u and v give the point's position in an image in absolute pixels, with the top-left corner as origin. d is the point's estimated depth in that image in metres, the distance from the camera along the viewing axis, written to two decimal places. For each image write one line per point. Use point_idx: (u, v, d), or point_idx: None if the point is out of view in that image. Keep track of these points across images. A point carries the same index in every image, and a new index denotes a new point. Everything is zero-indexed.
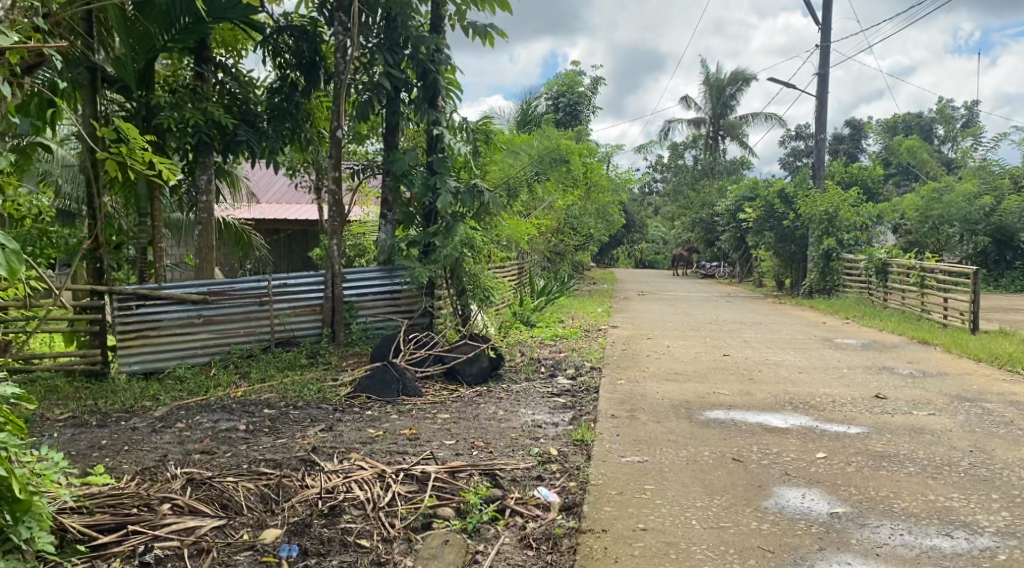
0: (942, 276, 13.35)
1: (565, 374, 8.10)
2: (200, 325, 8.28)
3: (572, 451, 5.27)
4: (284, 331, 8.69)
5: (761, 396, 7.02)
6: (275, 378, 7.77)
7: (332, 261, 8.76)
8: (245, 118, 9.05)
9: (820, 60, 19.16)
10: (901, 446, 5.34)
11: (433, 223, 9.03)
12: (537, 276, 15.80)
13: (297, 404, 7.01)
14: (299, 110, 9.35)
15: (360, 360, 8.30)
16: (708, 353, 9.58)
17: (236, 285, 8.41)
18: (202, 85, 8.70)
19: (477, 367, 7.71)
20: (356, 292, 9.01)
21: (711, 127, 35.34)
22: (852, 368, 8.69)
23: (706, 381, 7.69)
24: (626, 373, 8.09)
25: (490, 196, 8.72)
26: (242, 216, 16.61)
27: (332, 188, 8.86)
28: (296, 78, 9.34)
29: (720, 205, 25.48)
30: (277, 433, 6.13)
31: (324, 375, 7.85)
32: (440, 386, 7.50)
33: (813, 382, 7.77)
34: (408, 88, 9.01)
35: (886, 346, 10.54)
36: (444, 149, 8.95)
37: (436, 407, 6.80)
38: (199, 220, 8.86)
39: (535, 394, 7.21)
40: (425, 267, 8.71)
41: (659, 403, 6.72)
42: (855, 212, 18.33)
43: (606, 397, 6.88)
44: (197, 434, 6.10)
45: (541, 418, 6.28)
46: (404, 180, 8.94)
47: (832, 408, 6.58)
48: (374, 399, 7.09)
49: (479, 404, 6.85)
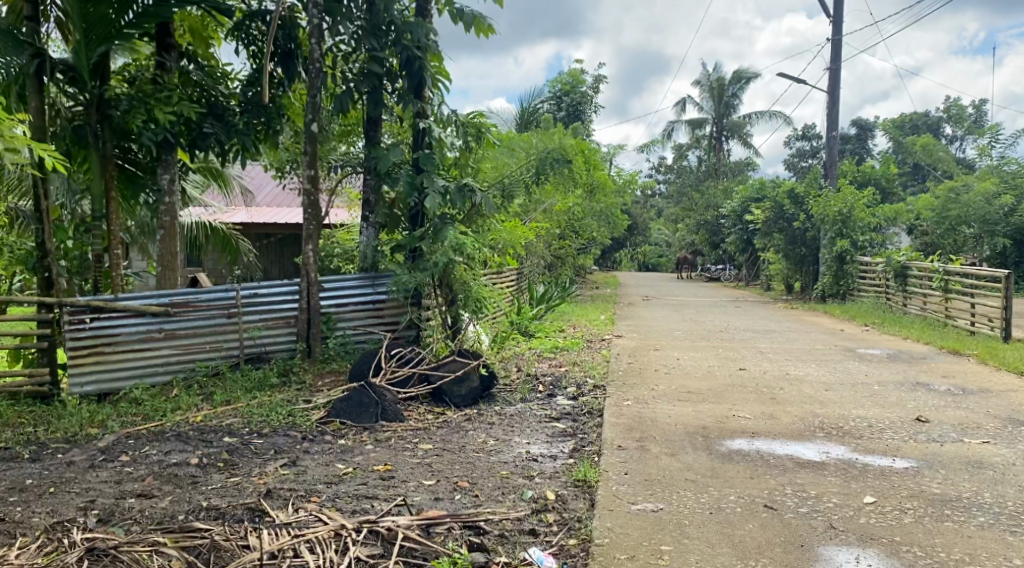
0: (968, 280, 12.49)
1: (565, 394, 7.28)
2: (161, 340, 7.46)
3: (572, 496, 4.45)
4: (254, 347, 7.87)
5: (787, 420, 6.20)
6: (241, 401, 6.97)
7: (307, 268, 7.90)
8: (211, 110, 8.18)
9: (832, 55, 18.36)
10: (963, 487, 4.53)
11: (420, 226, 8.30)
12: (537, 281, 14.97)
13: (262, 432, 6.21)
14: (274, 104, 8.50)
15: (337, 379, 7.49)
16: (723, 366, 8.75)
17: (200, 296, 7.61)
18: (164, 75, 7.81)
19: (466, 388, 6.88)
20: (335, 302, 8.16)
21: (715, 128, 34.60)
22: (883, 385, 7.85)
23: (723, 402, 6.87)
24: (633, 391, 7.27)
25: (484, 195, 8.02)
26: (228, 220, 15.83)
27: (306, 187, 7.97)
28: (272, 69, 8.49)
29: (726, 206, 24.66)
30: (232, 469, 5.31)
31: (296, 397, 7.04)
32: (425, 409, 6.70)
33: (844, 402, 6.94)
34: (396, 78, 8.11)
35: (914, 357, 9.70)
36: (432, 143, 8.19)
37: (418, 435, 5.99)
38: (161, 224, 7.92)
39: (531, 418, 6.40)
40: (412, 276, 7.93)
41: (672, 430, 5.90)
42: (869, 214, 17.53)
43: (612, 423, 6.07)
44: (140, 471, 5.28)
45: (537, 450, 5.47)
46: (387, 179, 8.05)
47: (871, 435, 5.76)
48: (349, 425, 6.29)
49: (467, 432, 6.03)
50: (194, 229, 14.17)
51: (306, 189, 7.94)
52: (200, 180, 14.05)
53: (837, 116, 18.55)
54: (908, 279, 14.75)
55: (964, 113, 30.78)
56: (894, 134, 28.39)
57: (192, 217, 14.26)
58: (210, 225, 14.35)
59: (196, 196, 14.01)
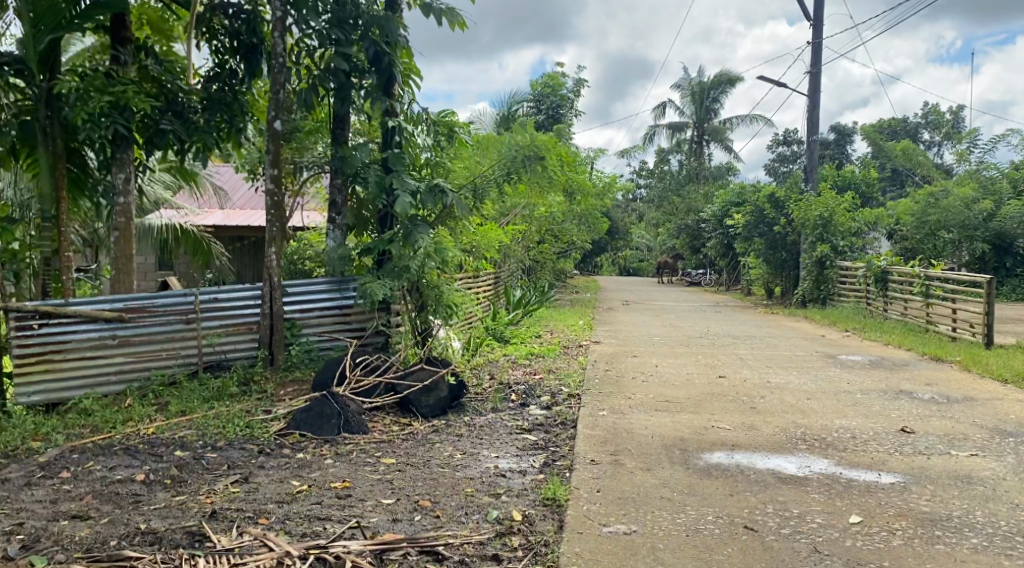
0: (949, 284, 12.33)
1: (538, 403, 6.98)
2: (114, 348, 7.08)
3: (540, 517, 4.16)
4: (214, 354, 7.53)
5: (768, 432, 5.95)
6: (197, 412, 6.62)
7: (269, 273, 7.53)
8: (171, 107, 7.82)
9: (812, 59, 18.27)
10: (953, 505, 4.28)
11: (390, 228, 7.96)
12: (515, 286, 14.69)
13: (216, 445, 5.87)
14: (237, 101, 8.19)
15: (300, 388, 7.17)
16: (702, 374, 8.49)
17: (156, 301, 7.25)
18: (120, 69, 7.41)
19: (434, 398, 6.56)
20: (298, 307, 7.81)
21: (696, 132, 34.62)
22: (866, 393, 7.63)
23: (702, 412, 6.61)
24: (609, 401, 6.99)
25: (456, 196, 7.70)
26: (199, 222, 15.41)
27: (269, 188, 7.60)
28: (235, 65, 8.18)
29: (706, 210, 24.53)
30: (178, 486, 4.96)
31: (256, 407, 6.71)
32: (390, 420, 6.38)
33: (827, 412, 6.70)
34: (363, 75, 7.72)
35: (896, 364, 9.52)
36: (402, 142, 7.87)
37: (381, 449, 5.68)
38: (115, 226, 7.54)
39: (502, 430, 6.10)
40: (382, 280, 7.58)
41: (648, 442, 5.62)
42: (850, 218, 17.44)
43: (586, 435, 5.78)
44: (80, 489, 4.92)
45: (506, 465, 5.17)
46: (355, 179, 7.73)
47: (855, 448, 5.52)
48: (309, 438, 5.96)
49: (433, 445, 5.73)
50: (164, 229, 13.87)
51: (269, 188, 7.58)
52: (169, 180, 13.79)
53: (817, 121, 18.46)
54: (889, 284, 14.62)
55: (942, 119, 30.93)
56: (874, 139, 28.43)
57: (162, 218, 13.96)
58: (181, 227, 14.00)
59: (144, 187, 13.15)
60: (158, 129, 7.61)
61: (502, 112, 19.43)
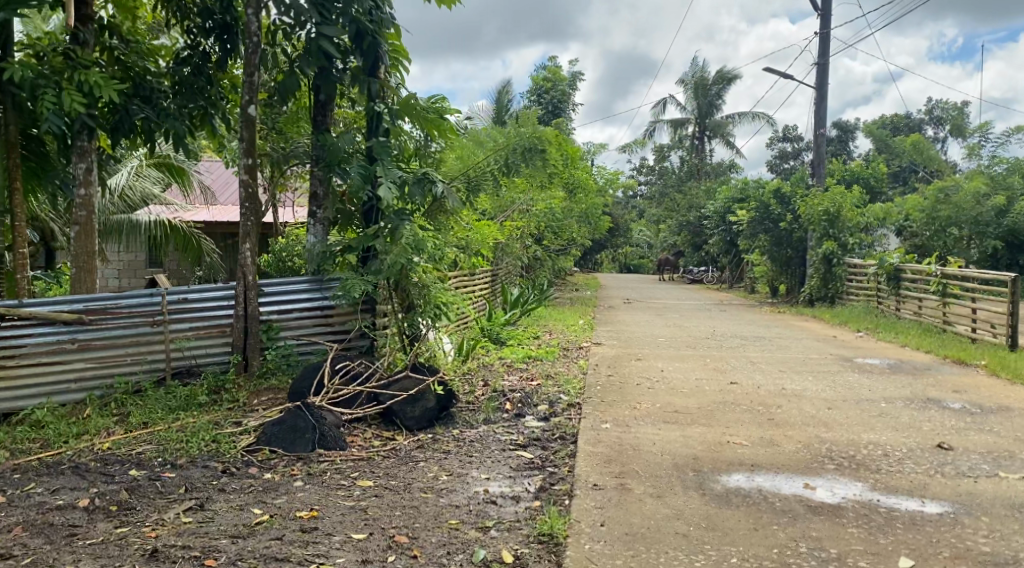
0: (967, 283, 11.72)
1: (535, 415, 6.38)
2: (73, 353, 6.46)
3: (535, 560, 3.61)
4: (184, 359, 6.91)
5: (791, 448, 5.37)
6: (160, 424, 6.01)
7: (242, 271, 6.88)
8: (137, 92, 7.20)
9: (820, 49, 17.66)
10: (1015, 544, 3.71)
11: (375, 223, 7.29)
12: (512, 284, 14.10)
13: (177, 463, 5.27)
14: (212, 85, 7.55)
15: (275, 398, 6.56)
16: (711, 380, 7.90)
17: (121, 302, 6.64)
18: (80, 49, 6.75)
19: (420, 409, 5.96)
20: (275, 308, 7.16)
21: (698, 127, 33.99)
22: (891, 402, 7.02)
23: (715, 424, 6.02)
24: (612, 411, 6.38)
25: (446, 187, 7.10)
26: (186, 218, 14.79)
27: (242, 178, 6.95)
28: (208, 46, 7.49)
29: (709, 206, 23.94)
30: (124, 515, 4.35)
31: (225, 418, 6.11)
32: (372, 434, 5.80)
33: (852, 424, 6.09)
34: (346, 55, 7.02)
35: (916, 368, 8.92)
36: (388, 130, 7.15)
37: (359, 468, 5.08)
38: (75, 220, 6.91)
39: (493, 446, 5.48)
40: (363, 278, 6.96)
41: (656, 462, 5.02)
42: (858, 213, 16.86)
43: (587, 453, 5.17)
44: (12, 518, 4.31)
45: (497, 490, 4.58)
46: (335, 170, 7.03)
47: (889, 469, 4.92)
48: (279, 455, 5.37)
49: (417, 463, 5.13)
50: (152, 227, 13.16)
51: (243, 179, 6.91)
52: (157, 176, 13.26)
53: (825, 114, 17.85)
54: (902, 283, 14.01)
55: (947, 113, 30.32)
56: (880, 134, 27.74)
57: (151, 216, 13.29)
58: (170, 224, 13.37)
59: (117, 182, 12.45)
60: (124, 114, 6.96)
61: (499, 105, 18.80)
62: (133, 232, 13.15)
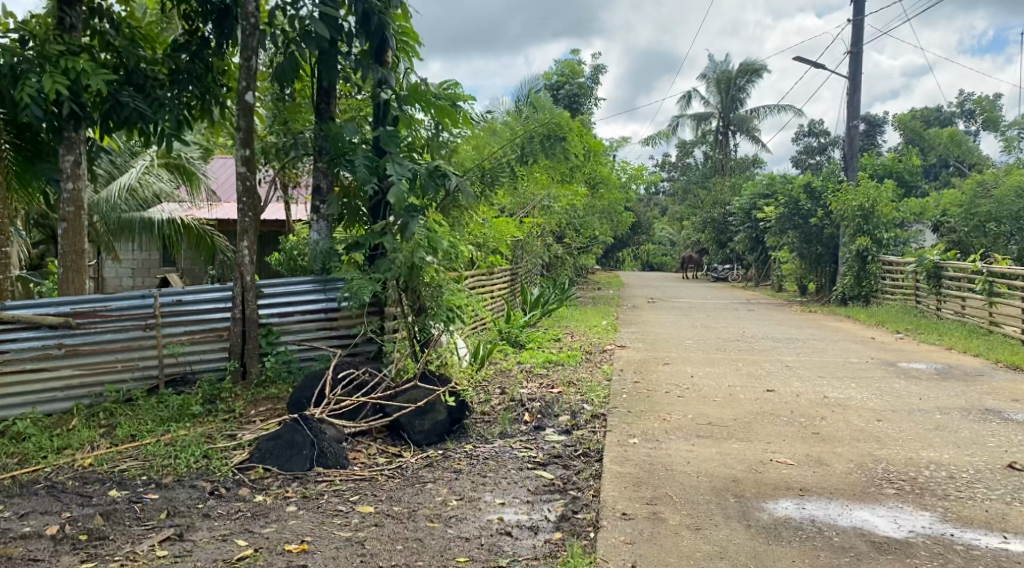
0: (1017, 282, 10.98)
1: (555, 427, 5.84)
2: (60, 359, 6.02)
3: None
4: (178, 366, 6.45)
5: (842, 469, 4.79)
6: (149, 437, 5.55)
7: (240, 272, 6.42)
8: (131, 81, 6.85)
9: (853, 37, 16.92)
10: None
11: (383, 218, 6.81)
12: (532, 283, 13.53)
13: (162, 482, 4.80)
14: (210, 72, 7.12)
15: (274, 408, 6.09)
16: (746, 387, 7.31)
17: (111, 305, 6.20)
18: (66, 34, 6.35)
19: (430, 423, 5.44)
20: (276, 311, 6.68)
21: (722, 122, 33.20)
22: (947, 413, 6.38)
23: (755, 439, 5.45)
24: (640, 423, 5.83)
25: (460, 179, 6.60)
26: (203, 216, 14.35)
27: (239, 172, 6.47)
28: (206, 31, 7.05)
29: (735, 203, 23.24)
30: (93, 547, 3.91)
31: (218, 431, 5.65)
32: (377, 450, 5.30)
33: (908, 440, 5.48)
34: (350, 38, 6.51)
35: (967, 374, 8.24)
36: (398, 119, 6.64)
37: (359, 491, 4.58)
38: (62, 217, 6.50)
39: (510, 465, 4.95)
40: (370, 279, 6.45)
41: (692, 484, 4.48)
42: (893, 209, 16.11)
43: (614, 474, 4.63)
44: None
45: (512, 518, 4.07)
46: (340, 162, 6.52)
47: (959, 495, 4.33)
48: (274, 474, 4.89)
49: (424, 485, 4.61)
50: (166, 226, 12.71)
51: (240, 172, 6.46)
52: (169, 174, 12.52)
53: (858, 104, 17.09)
54: (943, 281, 13.26)
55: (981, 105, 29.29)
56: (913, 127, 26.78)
57: (165, 213, 12.86)
58: (184, 221, 12.88)
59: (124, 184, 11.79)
60: (115, 104, 6.55)
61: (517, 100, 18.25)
62: (145, 229, 12.62)
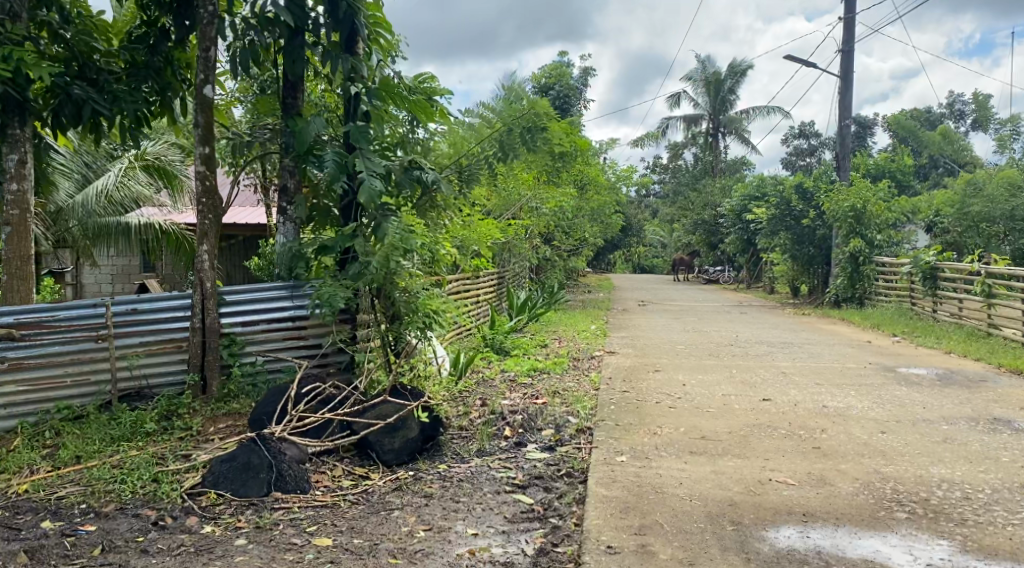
0: (1016, 283, 10.64)
1: (537, 443, 5.42)
2: (3, 374, 5.58)
3: None
4: (133, 380, 5.98)
5: (847, 489, 4.41)
6: (95, 458, 5.10)
7: (200, 278, 5.99)
8: (84, 75, 6.42)
9: (845, 35, 16.60)
10: None
11: (355, 219, 6.35)
12: (519, 287, 13.12)
13: (102, 512, 4.37)
14: (171, 66, 6.66)
15: (235, 425, 5.65)
16: (741, 397, 6.92)
17: (59, 315, 5.75)
18: (9, 22, 5.88)
19: (400, 441, 5.02)
20: (240, 320, 6.23)
21: (712, 124, 32.95)
22: (954, 424, 5.99)
23: (751, 456, 5.06)
24: (628, 438, 5.43)
25: (436, 175, 6.22)
26: (181, 220, 13.87)
27: (199, 170, 6.05)
28: (167, 22, 6.56)
29: (726, 204, 22.90)
30: None
31: (172, 451, 5.21)
32: (344, 472, 4.87)
33: (916, 455, 5.08)
34: (318, 27, 6.12)
35: (970, 380, 7.86)
36: (369, 113, 6.22)
37: (318, 520, 4.16)
38: (6, 220, 6.04)
39: (485, 488, 4.52)
40: (340, 283, 6.02)
41: (684, 509, 4.09)
42: (886, 209, 15.78)
43: (599, 498, 4.22)
44: None
45: (484, 552, 3.70)
46: (307, 159, 6.07)
47: (977, 520, 3.94)
48: (227, 500, 4.46)
49: (389, 513, 4.20)
50: (144, 230, 12.11)
51: (200, 171, 6.03)
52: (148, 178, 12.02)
53: (850, 103, 16.77)
54: (939, 283, 12.93)
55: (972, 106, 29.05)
56: (905, 128, 26.54)
57: (142, 217, 12.25)
58: (162, 226, 12.38)
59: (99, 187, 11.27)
60: (65, 98, 6.17)
61: None
62: (122, 235, 12.03)
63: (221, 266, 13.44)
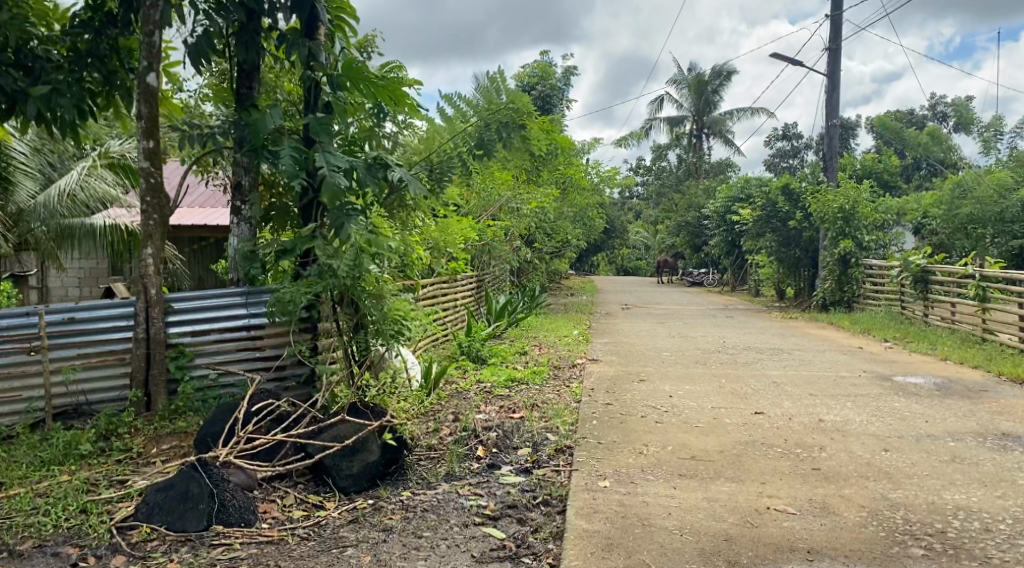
0: (1011, 286, 10.29)
1: (513, 465, 4.95)
2: None
3: None
4: (70, 396, 5.48)
5: (855, 519, 3.98)
6: (19, 485, 4.58)
7: (144, 283, 5.51)
8: (19, 61, 5.88)
9: (832, 34, 16.27)
10: None
11: (315, 219, 5.81)
12: (498, 290, 12.65)
13: (18, 551, 3.85)
14: (116, 53, 6.14)
15: (181, 446, 5.13)
16: (732, 410, 6.47)
17: None
18: None
19: (359, 465, 4.54)
20: (189, 330, 5.74)
21: (695, 125, 32.65)
22: (961, 440, 5.58)
23: (747, 479, 4.61)
24: (612, 460, 4.96)
25: (405, 172, 5.68)
26: None
27: (143, 166, 5.56)
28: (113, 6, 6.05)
29: (710, 206, 22.54)
30: None
31: (107, 477, 4.69)
32: (296, 502, 4.37)
33: (925, 477, 4.66)
34: (275, 12, 5.68)
35: (970, 390, 7.47)
36: (331, 105, 5.71)
37: (260, 561, 3.68)
38: None
39: (453, 520, 4.05)
40: (298, 287, 5.47)
41: (674, 545, 3.65)
42: (875, 210, 15.43)
43: (579, 533, 3.76)
44: None
45: None
46: (262, 154, 5.56)
47: (1002, 558, 3.52)
48: (161, 535, 3.95)
49: (342, 551, 3.72)
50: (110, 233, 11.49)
51: (144, 167, 5.52)
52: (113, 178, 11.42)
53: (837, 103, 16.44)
54: (930, 287, 12.59)
55: (955, 107, 28.94)
56: (890, 130, 26.34)
57: (107, 218, 11.68)
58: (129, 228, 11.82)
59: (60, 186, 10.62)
60: None
61: None
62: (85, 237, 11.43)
63: (192, 270, 12.89)
